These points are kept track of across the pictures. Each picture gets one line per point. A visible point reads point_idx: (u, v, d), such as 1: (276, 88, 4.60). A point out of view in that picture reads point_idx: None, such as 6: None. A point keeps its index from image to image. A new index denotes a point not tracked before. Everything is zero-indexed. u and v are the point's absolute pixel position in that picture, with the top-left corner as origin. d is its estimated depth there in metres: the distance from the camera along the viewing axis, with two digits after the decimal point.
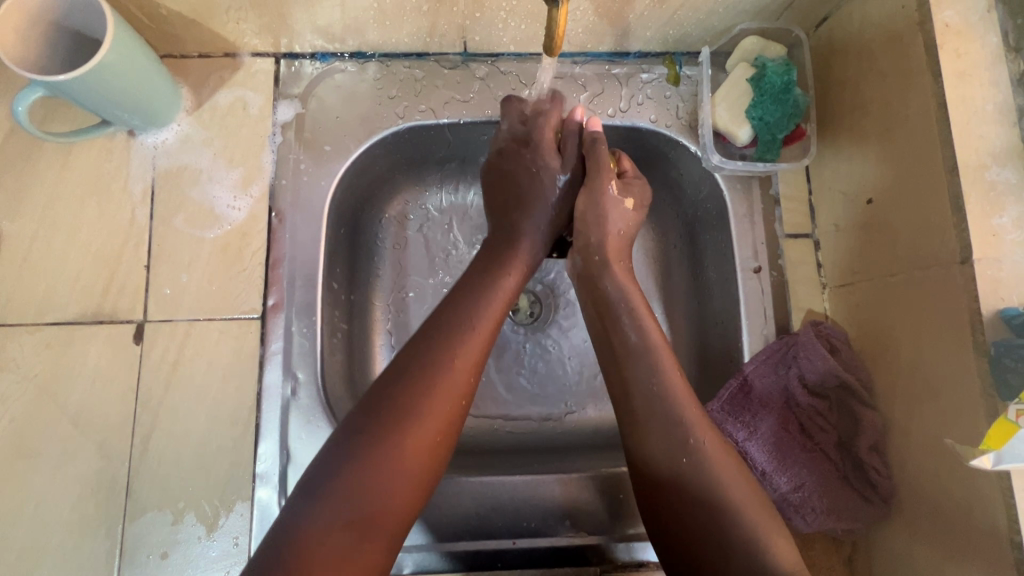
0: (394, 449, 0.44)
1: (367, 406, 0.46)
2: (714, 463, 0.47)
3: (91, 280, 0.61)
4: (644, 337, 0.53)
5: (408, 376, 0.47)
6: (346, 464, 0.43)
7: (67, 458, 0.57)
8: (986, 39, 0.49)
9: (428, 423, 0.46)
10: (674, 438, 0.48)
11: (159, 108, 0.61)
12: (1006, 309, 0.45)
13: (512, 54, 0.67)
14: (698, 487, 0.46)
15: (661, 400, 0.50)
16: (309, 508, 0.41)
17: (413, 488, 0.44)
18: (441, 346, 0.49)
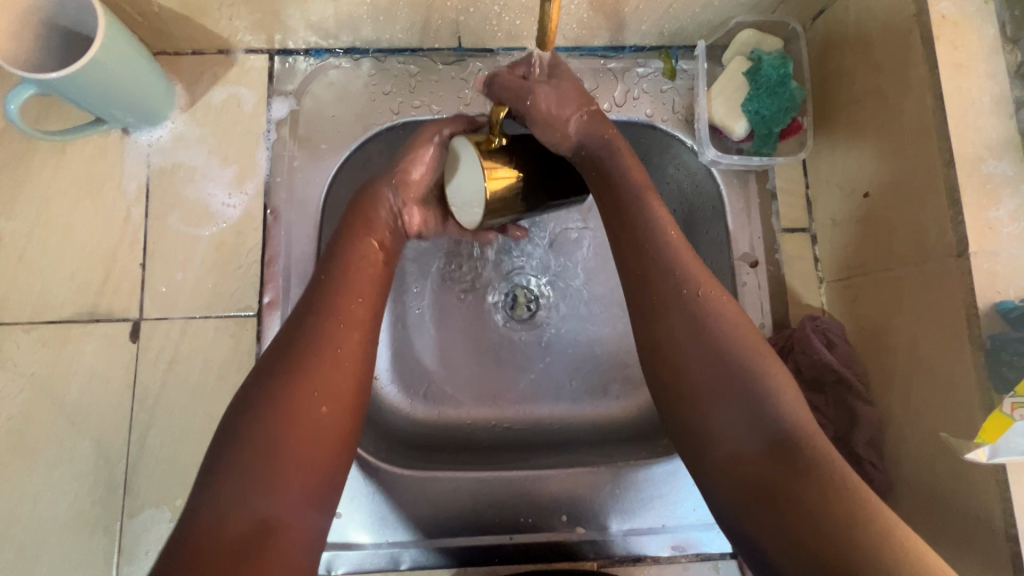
0: (284, 412, 0.40)
1: (258, 383, 0.42)
2: (723, 334, 0.44)
3: (87, 279, 0.61)
4: (648, 211, 0.49)
5: (296, 347, 0.43)
6: (241, 442, 0.39)
7: (65, 456, 0.57)
8: (983, 31, 0.49)
9: (318, 378, 0.42)
10: (681, 309, 0.45)
11: (153, 106, 0.61)
12: (1002, 302, 0.45)
13: (507, 49, 0.66)
14: (707, 358, 0.43)
15: (666, 269, 0.46)
16: (207, 499, 0.37)
17: (317, 443, 0.41)
18: (332, 301, 0.46)
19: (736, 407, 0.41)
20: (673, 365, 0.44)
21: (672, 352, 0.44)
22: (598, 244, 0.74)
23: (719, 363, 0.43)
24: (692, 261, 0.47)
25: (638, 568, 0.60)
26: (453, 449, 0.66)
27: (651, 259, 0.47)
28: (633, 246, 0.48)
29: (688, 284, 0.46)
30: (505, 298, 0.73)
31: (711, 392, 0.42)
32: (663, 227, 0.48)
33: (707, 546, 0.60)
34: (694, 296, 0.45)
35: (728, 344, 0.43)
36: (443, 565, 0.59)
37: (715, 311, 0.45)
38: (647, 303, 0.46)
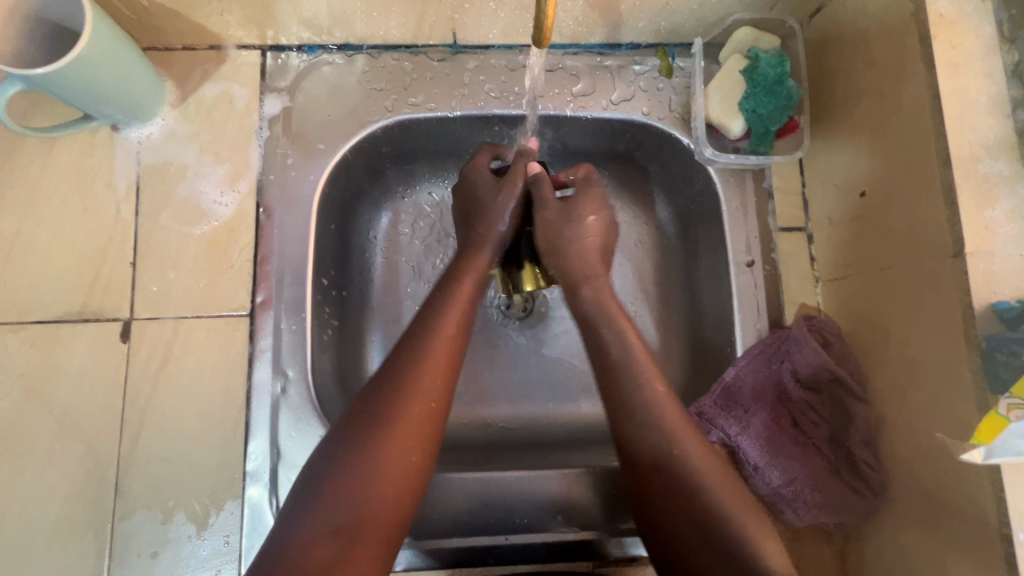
0: (367, 463, 0.44)
1: (353, 413, 0.47)
2: (706, 489, 0.46)
3: (76, 278, 0.60)
4: (636, 379, 0.51)
5: (388, 382, 0.48)
6: (335, 466, 0.44)
7: (54, 458, 0.57)
8: (980, 30, 0.48)
9: (404, 427, 0.46)
10: (670, 474, 0.47)
11: (143, 102, 0.60)
12: (998, 302, 0.45)
13: (502, 46, 0.66)
14: (689, 514, 0.46)
15: (654, 430, 0.49)
16: (300, 515, 0.42)
17: (398, 490, 0.44)
18: (417, 346, 0.50)
19: (727, 560, 0.44)
20: (667, 510, 0.47)
21: (663, 507, 0.47)
22: None
23: (705, 519, 0.45)
24: (682, 430, 0.49)
25: (633, 568, 0.60)
26: (448, 449, 0.66)
27: (640, 423, 0.50)
28: (618, 393, 0.51)
29: (681, 452, 0.48)
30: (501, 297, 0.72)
31: (704, 544, 0.45)
32: (657, 406, 0.50)
33: None
34: (684, 460, 0.48)
35: (716, 503, 0.46)
36: (438, 565, 0.59)
37: (700, 471, 0.47)
38: (632, 454, 0.49)
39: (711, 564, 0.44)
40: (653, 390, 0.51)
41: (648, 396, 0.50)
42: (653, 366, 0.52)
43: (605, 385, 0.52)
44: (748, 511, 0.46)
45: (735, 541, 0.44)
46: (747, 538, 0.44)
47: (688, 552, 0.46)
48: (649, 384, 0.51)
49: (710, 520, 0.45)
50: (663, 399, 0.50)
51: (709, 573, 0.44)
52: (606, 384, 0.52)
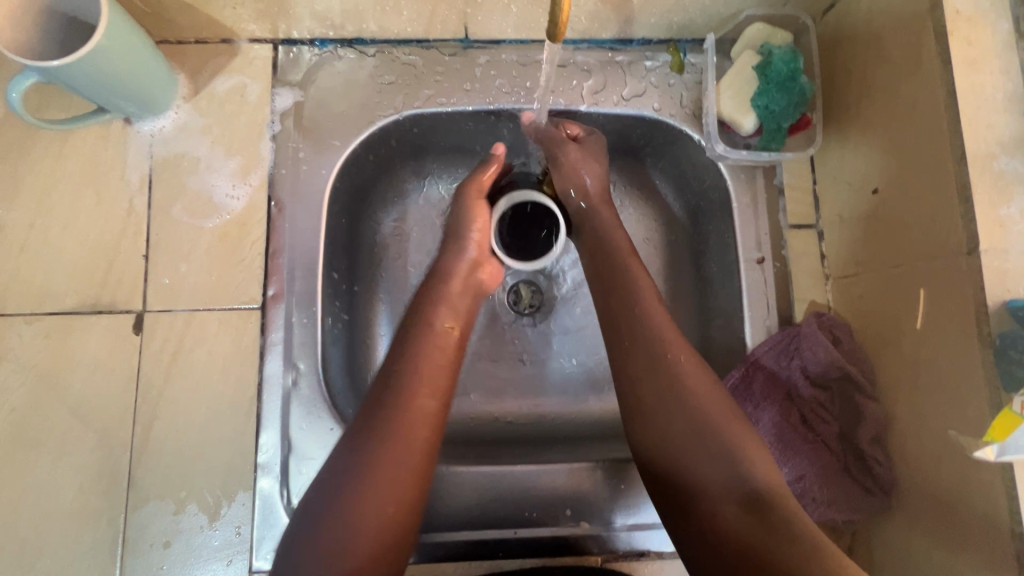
0: (358, 505, 0.43)
1: (338, 462, 0.46)
2: (696, 390, 0.49)
3: (90, 270, 0.60)
4: (640, 304, 0.54)
5: (373, 425, 0.47)
6: (326, 520, 0.43)
7: (68, 447, 0.57)
8: (998, 26, 0.48)
9: (392, 465, 0.45)
10: (663, 374, 0.51)
11: (156, 95, 0.60)
12: (1011, 300, 0.45)
13: (513, 41, 0.66)
14: (673, 411, 0.49)
15: (652, 341, 0.52)
16: (295, 572, 0.41)
17: (392, 532, 0.44)
18: (401, 384, 0.49)
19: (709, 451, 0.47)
20: (653, 411, 0.50)
21: (651, 404, 0.50)
22: None
23: (690, 414, 0.48)
24: (675, 340, 0.52)
25: (642, 564, 0.60)
26: (456, 443, 0.66)
27: (638, 335, 0.53)
28: (624, 319, 0.54)
29: (677, 357, 0.51)
30: (510, 292, 0.72)
31: (687, 440, 0.48)
32: (654, 320, 0.53)
33: None
34: (675, 363, 0.51)
35: (703, 403, 0.49)
36: (446, 557, 0.59)
37: (693, 373, 0.50)
38: (626, 363, 0.52)
39: (690, 455, 0.47)
40: (648, 307, 0.54)
41: (645, 312, 0.54)
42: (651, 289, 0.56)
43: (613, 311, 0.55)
44: (732, 415, 0.49)
45: (716, 432, 0.47)
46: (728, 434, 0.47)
47: (668, 446, 0.48)
48: (646, 303, 0.54)
49: (695, 416, 0.48)
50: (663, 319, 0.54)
51: (697, 485, 0.46)
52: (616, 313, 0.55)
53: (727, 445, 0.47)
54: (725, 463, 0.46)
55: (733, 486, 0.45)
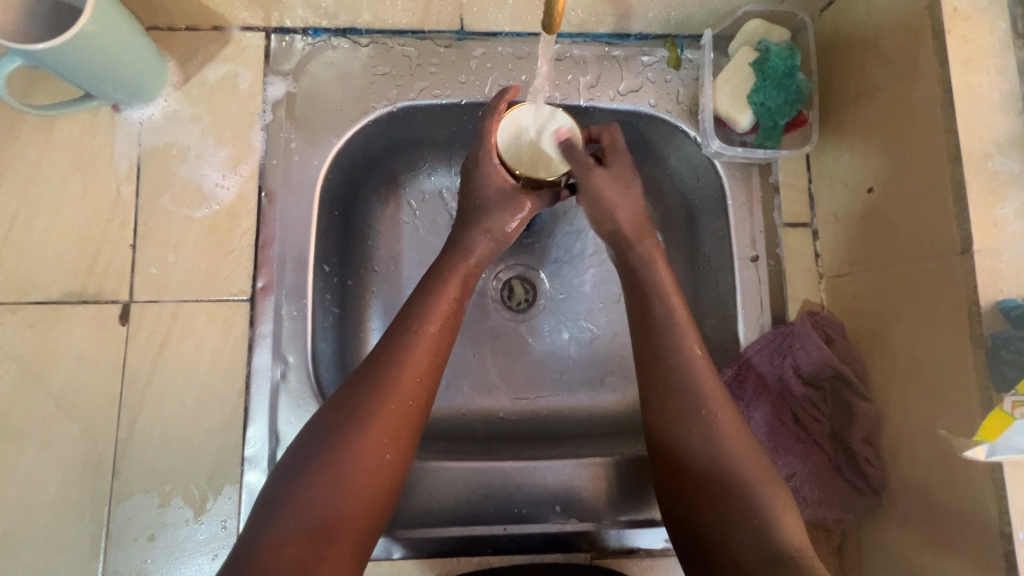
0: (339, 465, 0.44)
1: (324, 418, 0.47)
2: (735, 447, 0.48)
3: (76, 260, 0.59)
4: (677, 338, 0.52)
5: (364, 386, 0.48)
6: (308, 472, 0.44)
7: (51, 439, 0.56)
8: (995, 26, 0.48)
9: (376, 430, 0.46)
10: (699, 427, 0.49)
11: (145, 82, 0.59)
12: (1004, 300, 0.45)
13: (509, 33, 0.65)
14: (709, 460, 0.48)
15: (685, 388, 0.50)
16: (271, 518, 0.42)
17: (369, 492, 0.45)
18: (394, 350, 0.50)
19: (738, 510, 0.45)
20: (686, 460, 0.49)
21: (686, 455, 0.49)
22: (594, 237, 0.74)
23: (724, 470, 0.47)
24: (714, 388, 0.50)
25: (632, 562, 0.60)
26: (446, 439, 0.66)
27: (676, 381, 0.51)
28: (653, 348, 0.53)
29: (718, 408, 0.49)
30: (503, 287, 0.72)
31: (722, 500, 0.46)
32: (695, 366, 0.51)
33: None
34: (714, 415, 0.49)
35: (743, 459, 0.47)
36: (435, 553, 0.59)
37: (732, 427, 0.49)
38: (662, 409, 0.50)
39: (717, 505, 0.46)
40: (691, 349, 0.52)
41: (687, 355, 0.52)
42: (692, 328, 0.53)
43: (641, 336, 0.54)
44: (770, 474, 0.47)
45: (751, 492, 0.46)
46: (764, 494, 0.46)
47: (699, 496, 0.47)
48: (689, 344, 0.52)
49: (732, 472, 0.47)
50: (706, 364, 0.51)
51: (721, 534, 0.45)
52: (640, 331, 0.54)
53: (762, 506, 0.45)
54: (756, 526, 0.44)
55: (757, 551, 0.44)
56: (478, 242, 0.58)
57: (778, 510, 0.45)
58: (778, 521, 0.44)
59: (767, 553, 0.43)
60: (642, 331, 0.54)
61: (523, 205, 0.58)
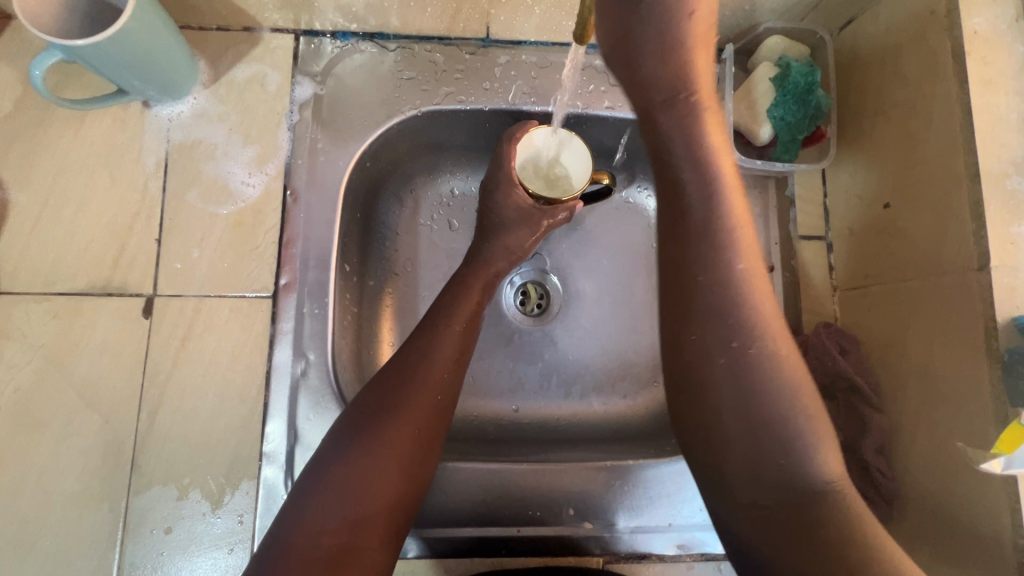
0: (374, 455, 0.46)
1: (357, 411, 0.49)
2: (774, 389, 0.40)
3: (102, 252, 0.60)
4: (719, 249, 0.42)
5: (395, 380, 0.50)
6: (343, 462, 0.45)
7: (72, 430, 0.57)
8: (1014, 48, 0.49)
9: (407, 419, 0.48)
10: (727, 360, 0.40)
11: (176, 80, 0.60)
12: (1020, 317, 0.46)
13: (533, 42, 0.67)
14: (745, 404, 0.39)
15: (720, 309, 0.41)
16: (308, 507, 0.44)
17: (399, 484, 0.46)
18: (422, 346, 0.52)
19: (762, 455, 0.39)
20: (725, 407, 0.40)
21: (705, 390, 0.41)
22: (609, 246, 0.75)
23: (757, 414, 0.39)
24: (756, 307, 0.41)
25: (643, 566, 0.60)
26: (460, 439, 0.67)
27: (707, 300, 0.41)
28: (682, 266, 0.42)
29: (760, 334, 0.41)
30: (518, 292, 0.74)
31: (750, 459, 0.39)
32: (739, 282, 0.41)
33: (711, 546, 0.60)
34: (749, 349, 0.40)
35: (778, 397, 0.40)
36: (449, 552, 0.59)
37: (774, 363, 0.40)
38: (683, 337, 0.42)
39: (745, 464, 0.39)
40: (734, 261, 0.42)
41: (727, 267, 0.41)
42: (749, 235, 0.43)
43: (671, 248, 0.43)
44: None
45: (790, 442, 0.39)
46: (796, 438, 0.39)
47: (726, 446, 0.40)
48: (734, 254, 0.42)
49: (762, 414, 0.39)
50: (754, 277, 0.42)
51: (743, 500, 0.40)
52: (670, 244, 0.43)
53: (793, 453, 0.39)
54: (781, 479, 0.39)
55: (781, 495, 0.39)
56: (500, 254, 0.61)
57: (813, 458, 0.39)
58: (807, 470, 0.39)
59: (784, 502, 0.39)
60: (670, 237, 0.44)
61: (540, 222, 0.62)
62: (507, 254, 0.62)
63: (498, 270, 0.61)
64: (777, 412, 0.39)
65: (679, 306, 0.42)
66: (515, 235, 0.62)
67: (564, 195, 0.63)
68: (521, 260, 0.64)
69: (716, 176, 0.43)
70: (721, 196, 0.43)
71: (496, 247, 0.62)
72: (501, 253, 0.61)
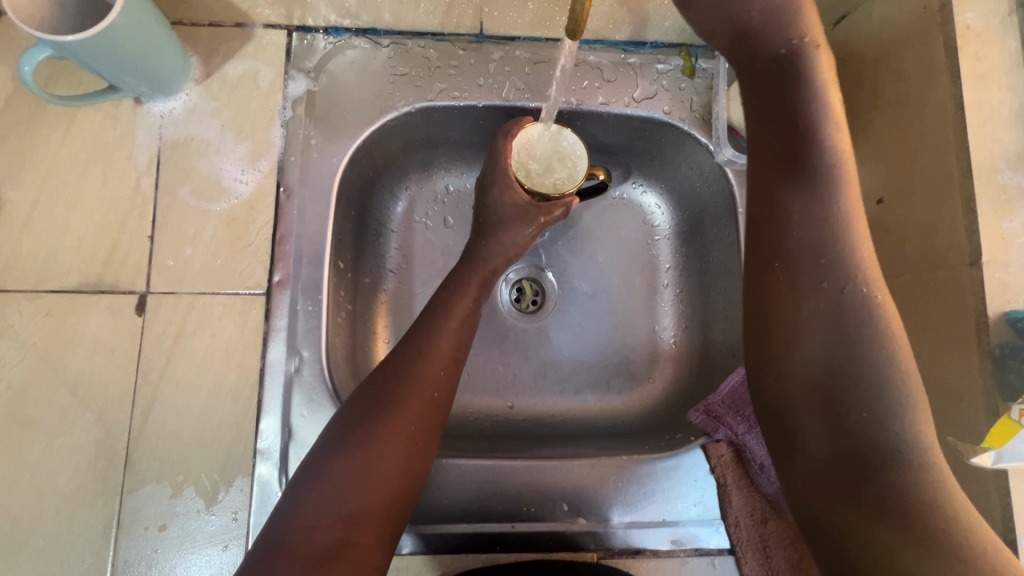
0: (370, 454, 0.46)
1: (353, 409, 0.49)
2: (867, 330, 0.40)
3: (94, 250, 0.60)
4: (820, 190, 0.43)
5: (391, 377, 0.50)
6: (336, 460, 0.45)
7: (64, 429, 0.56)
8: (1006, 44, 0.50)
9: (403, 415, 0.48)
10: (818, 293, 0.42)
11: (168, 76, 0.60)
12: (1011, 311, 0.46)
13: (527, 38, 0.67)
14: (835, 342, 0.41)
15: (819, 246, 0.43)
16: (300, 505, 0.44)
17: (395, 481, 0.46)
18: (419, 344, 0.52)
19: (848, 408, 0.40)
20: (808, 346, 0.42)
21: (794, 323, 0.43)
22: (605, 242, 0.75)
23: (848, 355, 0.40)
24: (860, 246, 0.42)
25: (638, 562, 0.60)
26: (454, 436, 0.66)
27: (801, 232, 0.43)
28: (780, 207, 0.44)
29: (858, 282, 0.41)
30: (513, 289, 0.74)
31: (829, 395, 0.40)
32: (840, 220, 0.42)
33: (705, 541, 0.60)
34: (840, 283, 0.42)
35: (872, 344, 0.40)
36: (442, 549, 0.59)
37: (869, 308, 0.41)
38: (772, 270, 0.44)
39: (824, 406, 0.41)
40: (837, 203, 0.43)
41: (825, 203, 0.43)
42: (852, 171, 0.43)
43: (770, 190, 0.45)
44: None
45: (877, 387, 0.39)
46: (892, 403, 0.39)
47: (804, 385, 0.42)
48: (835, 190, 0.43)
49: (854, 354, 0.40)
50: (856, 227, 0.42)
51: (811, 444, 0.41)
52: (771, 186, 0.45)
53: (880, 418, 0.39)
54: (859, 429, 0.39)
55: (857, 441, 0.39)
56: (496, 251, 0.61)
57: (904, 423, 0.39)
58: (894, 419, 0.39)
59: (854, 471, 0.39)
60: (762, 175, 0.46)
61: (535, 219, 0.62)
62: (502, 251, 0.62)
63: (494, 268, 0.61)
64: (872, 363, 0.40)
65: (770, 246, 0.45)
66: (509, 232, 0.62)
67: (564, 189, 0.62)
68: (518, 258, 0.64)
69: (820, 117, 0.43)
70: (826, 132, 0.43)
71: (492, 245, 0.61)
72: (497, 250, 0.61)
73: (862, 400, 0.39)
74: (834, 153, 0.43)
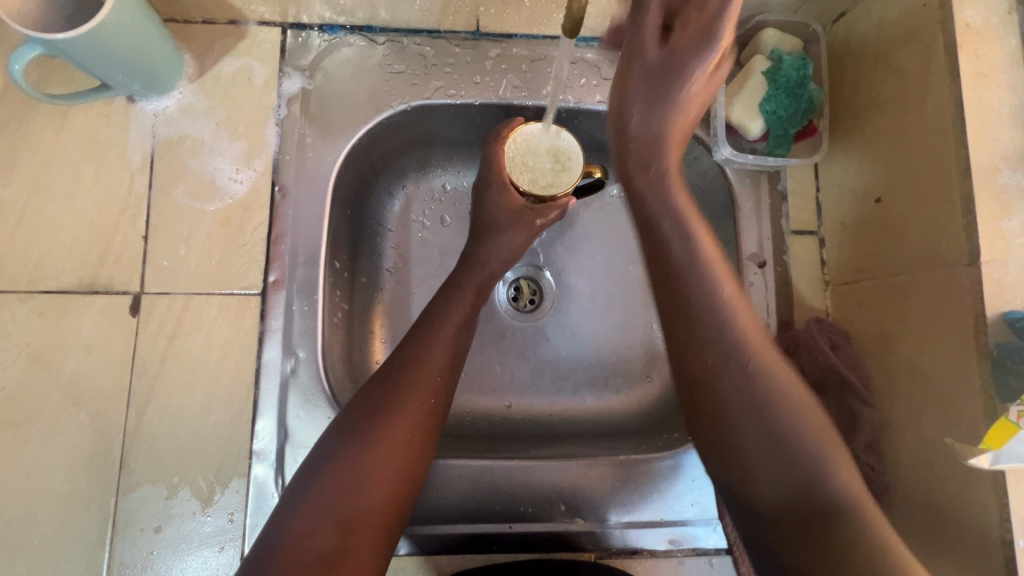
0: (367, 459, 0.45)
1: (349, 415, 0.48)
2: (775, 399, 0.44)
3: (87, 249, 0.59)
4: (704, 280, 0.48)
5: (387, 382, 0.49)
6: (333, 467, 0.45)
7: (59, 430, 0.56)
8: (1006, 41, 0.49)
9: (399, 421, 0.48)
10: (729, 374, 0.45)
11: (161, 74, 0.59)
12: (1009, 312, 0.46)
13: (524, 36, 0.66)
14: (754, 409, 0.44)
15: (717, 330, 0.46)
16: (297, 512, 0.44)
17: (392, 486, 0.46)
18: (415, 349, 0.52)
19: (789, 471, 0.43)
20: (731, 420, 0.45)
21: (719, 401, 0.45)
22: (602, 241, 0.74)
23: (770, 420, 0.44)
24: (749, 323, 0.47)
25: (635, 562, 0.60)
26: (452, 436, 0.66)
27: (700, 322, 0.47)
28: (680, 299, 0.48)
29: (755, 352, 0.46)
30: (511, 288, 0.73)
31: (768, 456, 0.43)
32: (728, 306, 0.47)
33: (702, 540, 0.60)
34: (745, 361, 0.45)
35: (785, 410, 0.44)
36: (441, 549, 0.59)
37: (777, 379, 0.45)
38: (687, 351, 0.47)
39: (765, 468, 0.43)
40: (720, 292, 0.47)
41: (711, 294, 0.47)
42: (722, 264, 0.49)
43: (665, 285, 0.49)
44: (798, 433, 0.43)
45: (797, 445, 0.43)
46: (808, 445, 0.43)
47: (743, 455, 0.44)
48: (717, 282, 0.48)
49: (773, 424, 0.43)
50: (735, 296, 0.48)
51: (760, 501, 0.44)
52: (665, 281, 0.50)
53: (801, 463, 0.43)
54: (798, 483, 0.42)
55: (802, 492, 0.42)
56: (493, 252, 0.61)
57: (823, 463, 0.43)
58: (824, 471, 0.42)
59: (801, 521, 0.42)
60: (659, 267, 0.50)
61: (530, 220, 0.62)
62: (498, 252, 0.61)
63: (491, 270, 0.61)
64: (789, 428, 0.44)
65: (680, 337, 0.47)
66: (506, 232, 0.61)
67: (558, 189, 0.60)
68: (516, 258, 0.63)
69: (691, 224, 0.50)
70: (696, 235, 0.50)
71: (489, 246, 0.61)
72: (494, 251, 0.61)
73: (796, 464, 0.43)
74: (703, 250, 0.49)
